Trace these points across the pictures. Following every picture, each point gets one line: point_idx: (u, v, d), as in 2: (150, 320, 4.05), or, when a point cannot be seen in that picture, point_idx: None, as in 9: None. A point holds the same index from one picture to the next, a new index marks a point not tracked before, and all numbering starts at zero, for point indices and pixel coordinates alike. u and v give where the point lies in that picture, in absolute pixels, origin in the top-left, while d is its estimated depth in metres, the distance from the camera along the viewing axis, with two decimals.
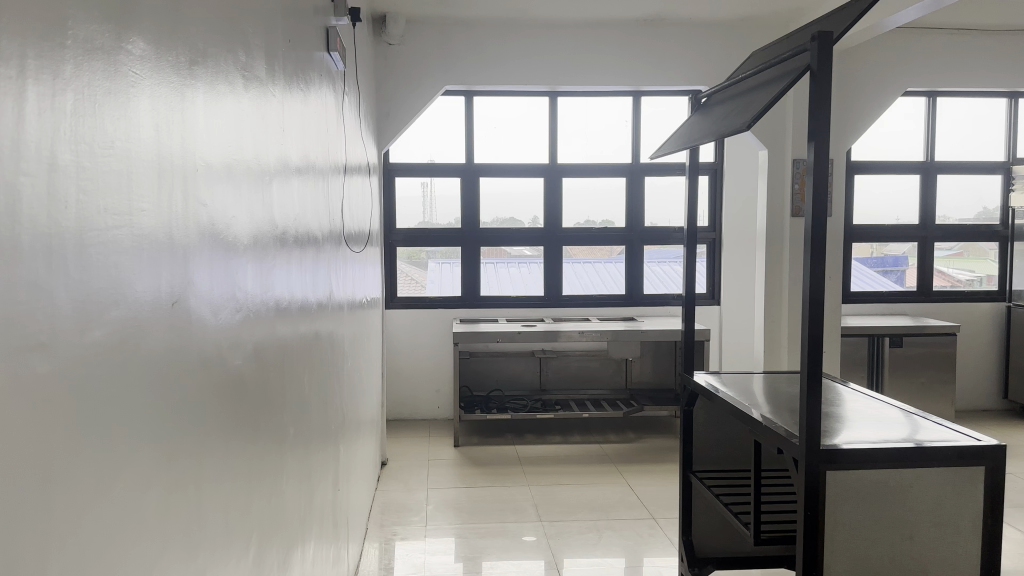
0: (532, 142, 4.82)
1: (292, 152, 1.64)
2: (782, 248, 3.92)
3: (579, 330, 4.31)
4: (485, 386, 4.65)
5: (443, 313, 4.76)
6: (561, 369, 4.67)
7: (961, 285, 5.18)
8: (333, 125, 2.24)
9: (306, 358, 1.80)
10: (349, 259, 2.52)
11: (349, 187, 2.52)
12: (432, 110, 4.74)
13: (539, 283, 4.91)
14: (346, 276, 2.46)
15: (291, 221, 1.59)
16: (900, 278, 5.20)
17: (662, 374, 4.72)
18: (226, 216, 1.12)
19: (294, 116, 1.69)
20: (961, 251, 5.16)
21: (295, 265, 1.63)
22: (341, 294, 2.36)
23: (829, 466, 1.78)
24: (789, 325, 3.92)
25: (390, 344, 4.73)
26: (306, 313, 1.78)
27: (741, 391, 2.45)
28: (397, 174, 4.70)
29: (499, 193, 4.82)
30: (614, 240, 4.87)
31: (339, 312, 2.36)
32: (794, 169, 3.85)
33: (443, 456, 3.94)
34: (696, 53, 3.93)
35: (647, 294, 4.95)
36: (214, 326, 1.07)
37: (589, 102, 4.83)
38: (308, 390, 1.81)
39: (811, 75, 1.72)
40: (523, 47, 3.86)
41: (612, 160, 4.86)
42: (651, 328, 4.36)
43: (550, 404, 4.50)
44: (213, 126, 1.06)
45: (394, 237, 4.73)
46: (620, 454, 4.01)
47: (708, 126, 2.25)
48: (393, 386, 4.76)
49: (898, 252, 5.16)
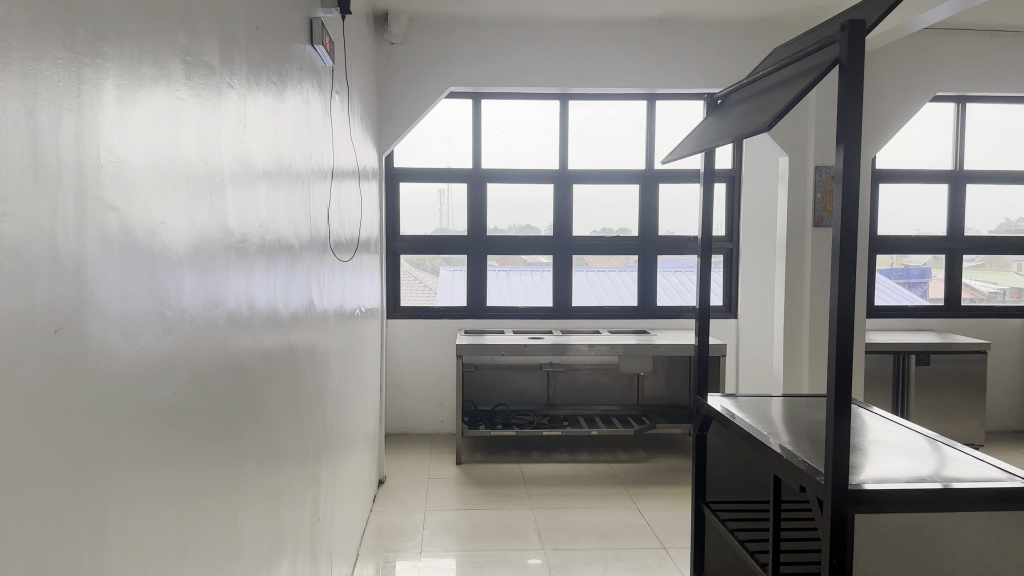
0: (542, 147, 4.65)
1: (257, 153, 1.48)
2: (803, 260, 3.71)
3: (588, 343, 4.12)
4: (490, 400, 4.47)
5: (447, 324, 4.60)
6: (569, 383, 4.48)
7: (983, 298, 4.95)
8: (318, 126, 2.08)
9: (276, 379, 1.63)
10: (338, 270, 2.36)
11: (338, 192, 2.37)
12: (439, 113, 4.58)
13: (549, 293, 4.73)
14: (333, 287, 2.29)
15: (253, 229, 1.43)
16: (923, 291, 4.98)
17: (676, 389, 4.52)
18: (152, 221, 0.95)
19: (263, 113, 1.52)
20: (984, 262, 4.93)
21: (260, 277, 1.46)
22: (326, 307, 2.20)
23: (857, 509, 1.59)
24: (810, 341, 3.71)
25: (392, 355, 4.57)
26: (277, 329, 1.61)
27: (758, 416, 2.26)
28: (402, 179, 4.55)
29: (508, 199, 4.65)
30: (626, 250, 4.69)
31: (326, 326, 2.20)
32: (817, 177, 3.65)
33: (444, 474, 3.76)
34: (713, 54, 3.74)
35: (660, 306, 4.75)
36: (130, 352, 0.90)
37: (602, 106, 4.65)
38: (277, 413, 1.64)
39: (840, 69, 1.54)
40: (532, 47, 3.69)
41: (624, 166, 4.67)
42: (664, 342, 4.16)
43: (557, 420, 4.31)
44: (131, 117, 0.89)
45: (399, 245, 4.58)
46: (630, 475, 3.81)
47: (725, 129, 2.06)
48: (396, 399, 4.59)
49: (920, 263, 4.93)
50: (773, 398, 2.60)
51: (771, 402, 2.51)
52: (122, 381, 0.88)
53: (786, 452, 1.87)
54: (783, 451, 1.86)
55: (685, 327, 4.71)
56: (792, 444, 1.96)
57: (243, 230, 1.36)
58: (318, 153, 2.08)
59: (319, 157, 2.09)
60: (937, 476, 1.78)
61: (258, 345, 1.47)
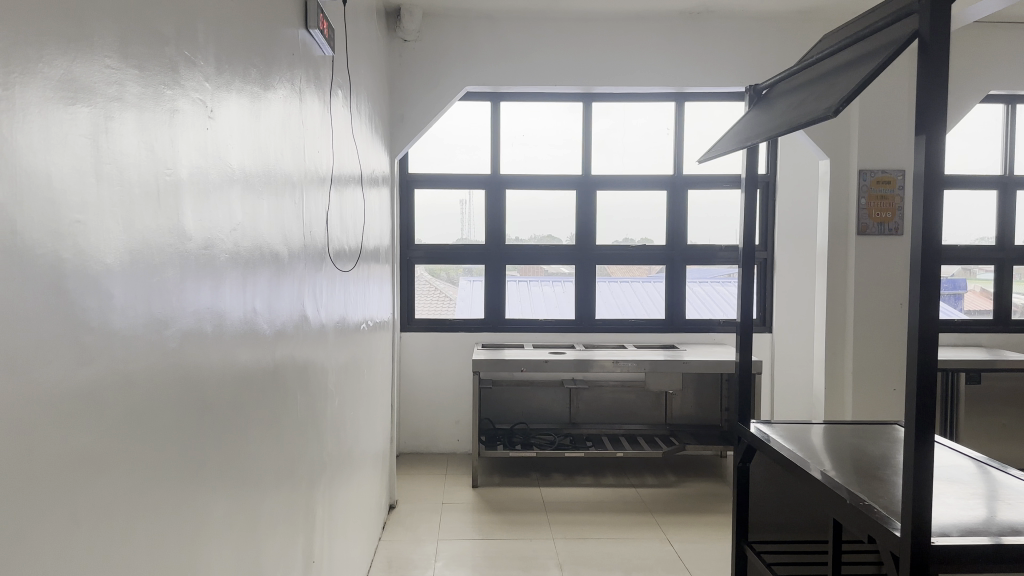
0: (565, 152, 4.42)
1: (231, 148, 1.27)
2: (845, 271, 3.45)
3: (613, 358, 3.87)
4: (509, 418, 4.24)
5: (465, 337, 4.37)
6: (593, 401, 4.23)
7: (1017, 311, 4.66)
8: (314, 124, 1.87)
9: (256, 405, 1.42)
10: (339, 282, 2.15)
11: (340, 197, 2.16)
12: (456, 116, 4.38)
13: (571, 306, 4.49)
14: (333, 301, 2.09)
15: (222, 235, 1.22)
16: (957, 300, 4.68)
17: (706, 408, 4.25)
18: (58, 220, 0.74)
19: (238, 104, 1.31)
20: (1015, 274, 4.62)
21: (231, 291, 1.25)
22: (324, 323, 1.98)
23: (942, 569, 1.33)
24: (854, 358, 3.44)
25: (406, 369, 4.35)
26: (256, 349, 1.40)
27: (810, 450, 2.01)
28: (417, 185, 4.35)
29: (529, 207, 4.43)
30: (653, 260, 4.44)
31: (324, 343, 1.99)
32: (860, 181, 3.39)
33: (459, 499, 3.53)
34: (749, 50, 3.50)
35: (689, 320, 4.49)
36: (20, 389, 0.69)
37: (628, 109, 4.41)
38: (258, 443, 1.43)
39: (921, 46, 1.29)
40: (554, 44, 3.47)
41: (652, 172, 4.42)
42: (695, 358, 3.89)
43: (580, 440, 4.06)
44: (22, 88, 0.69)
45: (414, 254, 4.38)
46: (659, 501, 3.55)
47: (774, 121, 1.82)
48: (410, 417, 4.37)
49: (949, 275, 4.65)
50: (826, 429, 2.34)
51: (823, 434, 2.26)
52: (7, 428, 0.67)
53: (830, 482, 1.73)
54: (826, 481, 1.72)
55: (716, 341, 4.44)
56: (848, 482, 1.73)
57: (208, 235, 1.15)
58: (314, 154, 1.87)
59: (316, 157, 1.88)
60: (1007, 519, 1.52)
61: (230, 368, 1.26)
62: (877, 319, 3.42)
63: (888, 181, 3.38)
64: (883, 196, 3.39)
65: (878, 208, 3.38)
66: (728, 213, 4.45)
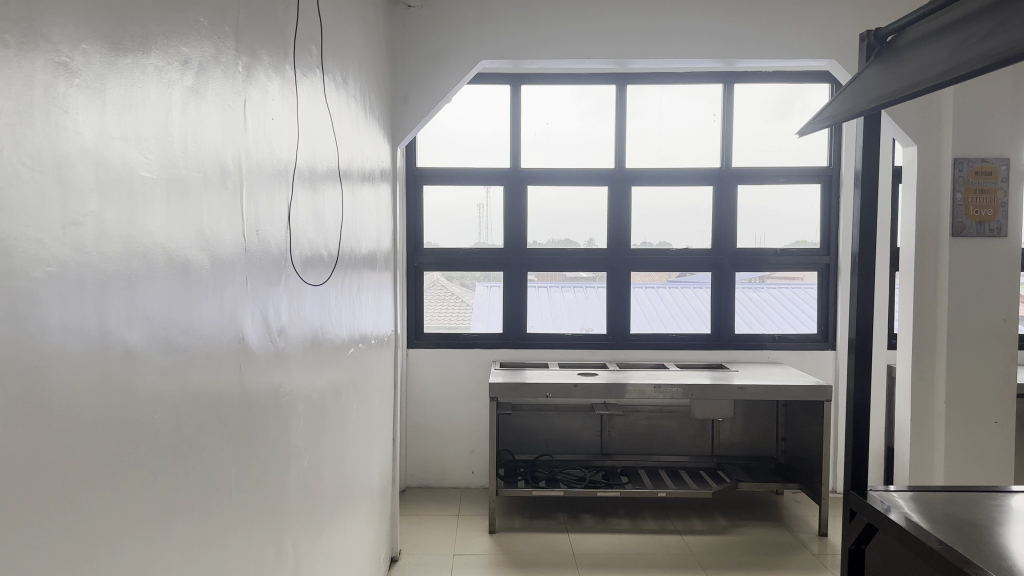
0: (596, 142, 3.87)
1: (69, 92, 0.74)
2: (937, 279, 2.88)
3: (653, 383, 3.30)
4: (531, 448, 3.69)
5: (480, 354, 3.84)
6: (628, 429, 3.67)
7: None
8: (265, 86, 1.33)
9: (142, 502, 0.89)
10: (309, 299, 1.62)
11: (310, 189, 1.63)
12: (472, 102, 3.87)
13: (601, 319, 3.94)
14: (300, 323, 1.55)
15: (42, 236, 0.69)
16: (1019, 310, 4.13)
17: (760, 436, 3.69)
18: None
19: (90, 17, 0.78)
20: None
21: (60, 327, 0.72)
22: (284, 353, 1.45)
23: None
24: (947, 385, 2.86)
25: (414, 391, 3.83)
26: (134, 414, 0.87)
27: (932, 516, 1.55)
28: (427, 181, 3.84)
29: (554, 205, 3.90)
30: (696, 265, 3.86)
31: (285, 379, 1.47)
32: (955, 173, 2.82)
33: (473, 550, 2.99)
34: (819, 14, 2.93)
35: (739, 334, 3.88)
36: None
37: (665, 92, 3.86)
38: (152, 559, 0.91)
39: None
40: (585, 10, 2.93)
41: (696, 164, 3.86)
42: (749, 382, 3.30)
43: (613, 474, 3.51)
44: None
45: (423, 259, 3.85)
46: (709, 552, 2.99)
47: (939, 76, 1.26)
48: (418, 446, 3.84)
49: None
50: (960, 492, 1.77)
51: (966, 499, 1.69)
52: None
53: (916, 528, 1.43)
54: (911, 525, 1.43)
55: (768, 361, 3.83)
56: None
57: None
58: (265, 129, 1.33)
59: (268, 132, 1.35)
60: None
61: (65, 463, 0.73)
62: (977, 337, 2.83)
63: (989, 172, 2.79)
64: (982, 190, 2.80)
65: (976, 205, 2.81)
66: (773, 212, 3.87)
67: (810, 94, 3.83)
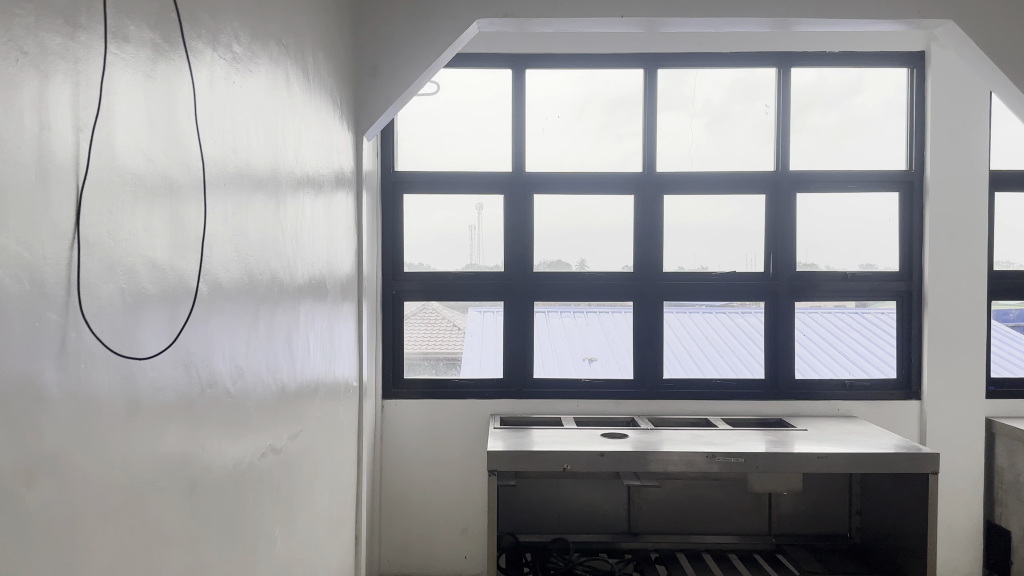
0: (619, 141, 3.14)
1: None
2: None
3: (703, 449, 2.53)
4: (541, 528, 2.90)
5: (477, 407, 3.07)
6: (662, 502, 2.90)
7: None
8: None
9: None
10: (151, 370, 0.85)
11: (155, 175, 0.86)
12: (466, 92, 3.14)
13: (627, 363, 3.16)
14: (119, 425, 0.78)
15: None
16: None
17: (829, 511, 2.93)
18: None
19: None
20: None
21: None
22: (64, 504, 0.68)
23: None
24: None
25: (392, 454, 3.05)
26: None
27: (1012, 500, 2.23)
28: (410, 189, 3.10)
29: (565, 218, 3.15)
30: (743, 293, 3.11)
31: (74, 551, 0.70)
32: None
33: None
34: None
35: (800, 381, 3.11)
36: None
37: (703, 77, 3.12)
38: None
39: None
40: None
41: (745, 168, 3.11)
42: (827, 447, 2.53)
43: (647, 563, 2.73)
44: None
45: (405, 286, 3.10)
46: None
47: None
48: (397, 523, 3.05)
49: None
50: None
51: None
52: None
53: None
54: None
55: (838, 414, 3.06)
56: None
57: None
58: None
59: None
60: None
61: None
62: None
63: None
64: None
65: None
66: (804, 224, 3.12)
67: (813, 108, 3.11)
